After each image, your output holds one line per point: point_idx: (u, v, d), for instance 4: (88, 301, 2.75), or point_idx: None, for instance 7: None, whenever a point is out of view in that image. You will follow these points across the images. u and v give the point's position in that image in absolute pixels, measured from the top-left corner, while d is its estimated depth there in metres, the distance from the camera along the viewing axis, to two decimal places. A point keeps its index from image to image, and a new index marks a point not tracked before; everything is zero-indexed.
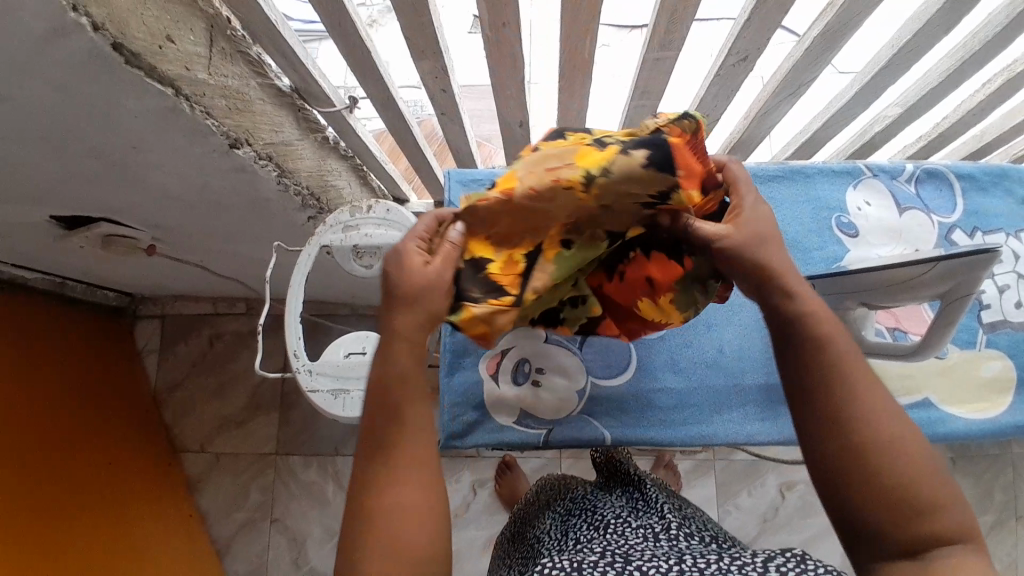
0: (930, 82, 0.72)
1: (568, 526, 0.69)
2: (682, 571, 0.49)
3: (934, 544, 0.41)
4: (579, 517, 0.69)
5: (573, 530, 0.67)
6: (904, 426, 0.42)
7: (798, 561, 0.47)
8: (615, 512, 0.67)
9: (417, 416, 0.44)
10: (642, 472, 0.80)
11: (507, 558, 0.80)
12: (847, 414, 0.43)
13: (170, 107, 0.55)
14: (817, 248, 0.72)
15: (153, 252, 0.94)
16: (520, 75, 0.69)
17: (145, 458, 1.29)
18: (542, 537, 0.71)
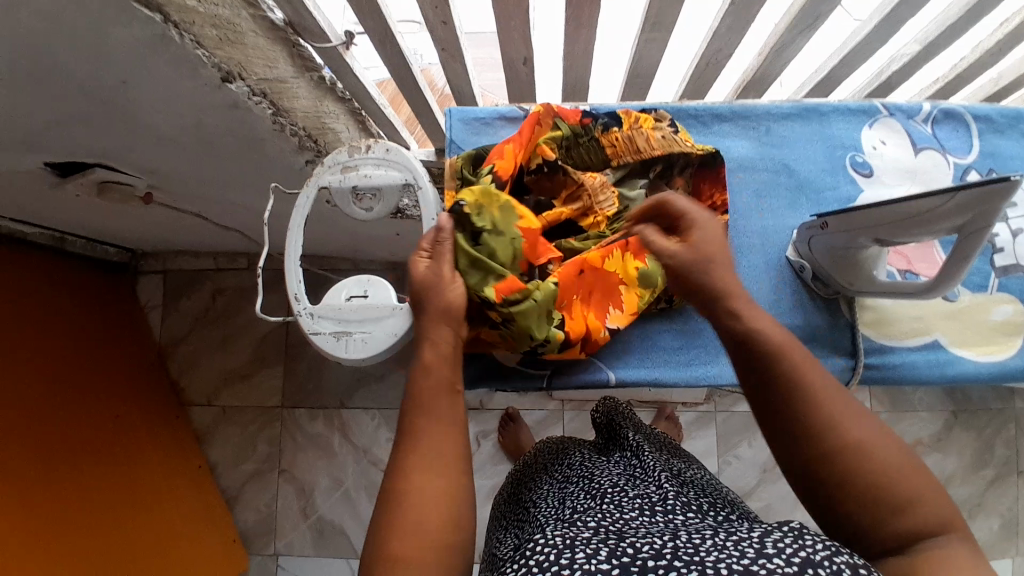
0: (949, 17, 0.68)
1: (565, 492, 0.68)
2: (674, 548, 0.48)
3: (917, 537, 0.43)
4: (577, 486, 0.68)
5: (571, 498, 0.66)
6: (865, 429, 0.46)
7: (795, 536, 0.45)
8: (612, 481, 0.65)
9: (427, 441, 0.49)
10: (642, 436, 0.77)
11: (502, 521, 0.81)
12: (808, 412, 0.47)
13: (160, 36, 0.53)
14: (829, 189, 0.70)
15: (150, 200, 0.93)
16: (524, 7, 0.66)
17: (153, 411, 1.31)
18: (539, 503, 0.70)
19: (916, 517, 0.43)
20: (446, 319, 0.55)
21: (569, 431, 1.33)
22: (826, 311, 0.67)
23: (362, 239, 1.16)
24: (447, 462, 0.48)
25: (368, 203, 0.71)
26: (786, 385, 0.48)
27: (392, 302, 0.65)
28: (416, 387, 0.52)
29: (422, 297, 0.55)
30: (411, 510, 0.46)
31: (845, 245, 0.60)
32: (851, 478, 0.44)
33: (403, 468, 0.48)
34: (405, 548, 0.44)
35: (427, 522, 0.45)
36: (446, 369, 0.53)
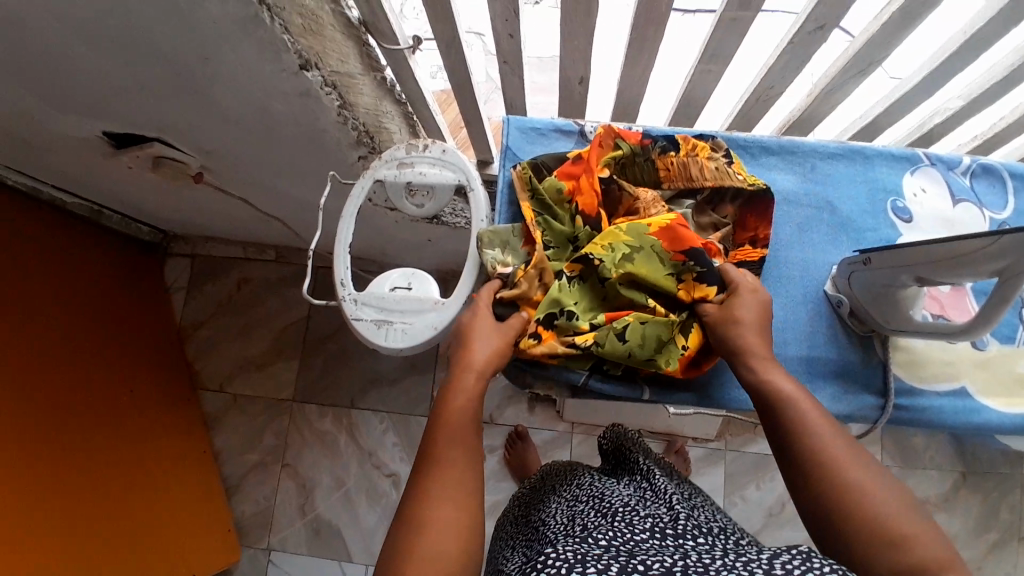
0: (992, 77, 0.71)
1: (574, 512, 0.67)
2: (685, 568, 0.47)
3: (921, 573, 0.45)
4: (586, 504, 0.67)
5: (581, 516, 0.65)
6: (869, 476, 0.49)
7: (803, 558, 0.45)
8: (623, 500, 0.65)
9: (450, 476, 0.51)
10: (653, 463, 0.75)
11: (507, 538, 0.78)
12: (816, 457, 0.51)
13: (252, 17, 0.55)
14: (869, 229, 0.72)
15: (199, 179, 0.95)
16: (591, 28, 0.69)
17: (165, 392, 1.31)
18: (548, 522, 0.68)
19: (916, 552, 0.46)
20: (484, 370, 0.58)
21: (576, 455, 1.32)
22: (860, 347, 0.67)
23: (392, 241, 1.18)
24: (467, 490, 0.51)
25: (419, 199, 0.73)
26: (795, 429, 0.53)
27: (434, 296, 0.67)
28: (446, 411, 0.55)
29: (470, 341, 0.59)
30: (425, 529, 0.48)
31: (885, 282, 0.60)
32: (854, 518, 0.48)
33: (427, 492, 0.50)
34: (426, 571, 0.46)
35: (442, 550, 0.48)
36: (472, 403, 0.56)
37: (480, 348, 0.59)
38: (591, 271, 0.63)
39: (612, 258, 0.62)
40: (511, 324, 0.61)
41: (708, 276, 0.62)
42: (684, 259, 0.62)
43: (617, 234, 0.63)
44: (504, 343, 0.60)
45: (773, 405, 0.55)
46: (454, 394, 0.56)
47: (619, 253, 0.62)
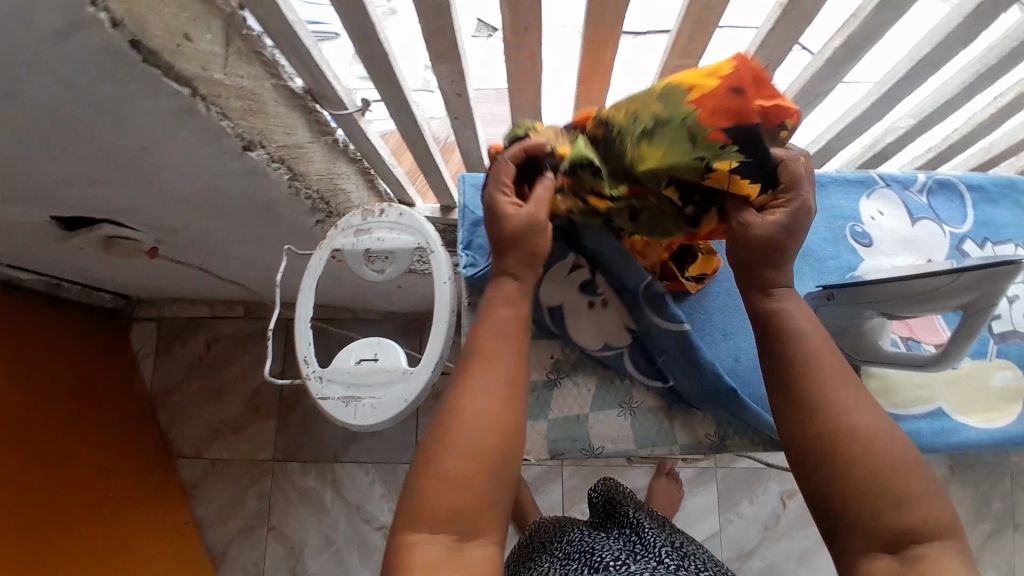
0: (942, 96, 0.71)
1: (565, 568, 0.65)
2: None
3: (915, 536, 0.43)
4: (577, 560, 0.65)
5: (572, 573, 0.63)
6: (874, 424, 0.45)
7: None
8: (614, 554, 0.64)
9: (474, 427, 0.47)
10: (642, 514, 0.74)
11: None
12: (818, 398, 0.47)
13: (187, 108, 0.54)
14: (831, 258, 0.72)
15: (155, 254, 0.92)
16: (538, 81, 0.69)
17: (140, 464, 1.27)
18: None
19: (916, 512, 0.43)
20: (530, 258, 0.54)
21: (568, 487, 1.31)
22: None
23: (363, 291, 1.16)
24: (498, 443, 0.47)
25: (380, 265, 0.71)
26: (801, 367, 0.48)
27: (403, 366, 0.65)
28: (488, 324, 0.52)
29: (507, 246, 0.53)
30: (442, 489, 0.45)
31: (848, 316, 0.60)
32: (853, 465, 0.44)
33: (443, 447, 0.46)
34: (457, 510, 0.44)
35: (455, 507, 0.44)
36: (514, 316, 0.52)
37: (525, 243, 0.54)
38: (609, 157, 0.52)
39: (632, 127, 0.49)
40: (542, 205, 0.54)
41: (752, 170, 0.48)
42: (723, 139, 0.47)
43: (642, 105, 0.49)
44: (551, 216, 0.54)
45: (780, 340, 0.49)
46: (495, 306, 0.53)
47: (642, 124, 0.49)
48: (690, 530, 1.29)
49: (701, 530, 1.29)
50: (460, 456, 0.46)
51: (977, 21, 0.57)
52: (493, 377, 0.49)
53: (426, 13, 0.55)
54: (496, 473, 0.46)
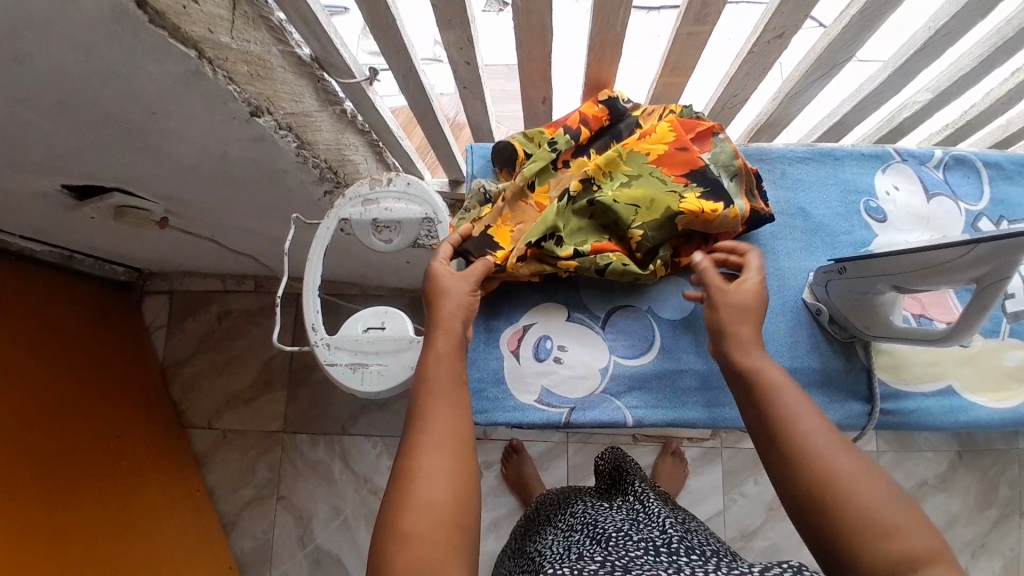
0: (961, 68, 0.69)
1: (569, 541, 0.65)
2: None
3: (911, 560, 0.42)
4: (580, 533, 0.66)
5: (575, 545, 0.63)
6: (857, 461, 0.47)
7: (794, 572, 0.48)
8: (616, 525, 0.64)
9: (427, 470, 0.48)
10: (645, 484, 0.75)
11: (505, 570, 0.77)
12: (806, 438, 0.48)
13: (194, 72, 0.54)
14: (844, 233, 0.71)
15: (164, 225, 0.93)
16: (548, 52, 0.68)
17: (154, 434, 1.29)
18: (543, 551, 0.67)
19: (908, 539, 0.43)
20: (460, 313, 0.58)
21: (573, 464, 1.31)
22: (843, 355, 0.67)
23: (371, 266, 1.16)
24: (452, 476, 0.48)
25: (387, 235, 0.72)
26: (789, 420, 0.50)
27: (409, 334, 0.66)
28: (431, 379, 0.53)
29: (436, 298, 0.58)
30: (408, 544, 0.45)
31: (861, 291, 0.60)
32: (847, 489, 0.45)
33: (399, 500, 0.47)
34: (419, 555, 0.44)
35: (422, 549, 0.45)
36: (454, 363, 0.55)
37: (451, 307, 0.58)
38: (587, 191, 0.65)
39: (611, 185, 0.65)
40: (474, 270, 0.61)
41: (716, 194, 0.64)
42: (685, 180, 0.65)
43: (618, 162, 0.66)
44: (472, 289, 0.60)
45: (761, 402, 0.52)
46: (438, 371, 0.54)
47: (618, 182, 0.65)
48: (694, 509, 1.30)
49: (705, 508, 1.30)
50: (414, 500, 0.47)
51: None
52: (440, 429, 0.50)
53: None
54: (453, 516, 0.47)
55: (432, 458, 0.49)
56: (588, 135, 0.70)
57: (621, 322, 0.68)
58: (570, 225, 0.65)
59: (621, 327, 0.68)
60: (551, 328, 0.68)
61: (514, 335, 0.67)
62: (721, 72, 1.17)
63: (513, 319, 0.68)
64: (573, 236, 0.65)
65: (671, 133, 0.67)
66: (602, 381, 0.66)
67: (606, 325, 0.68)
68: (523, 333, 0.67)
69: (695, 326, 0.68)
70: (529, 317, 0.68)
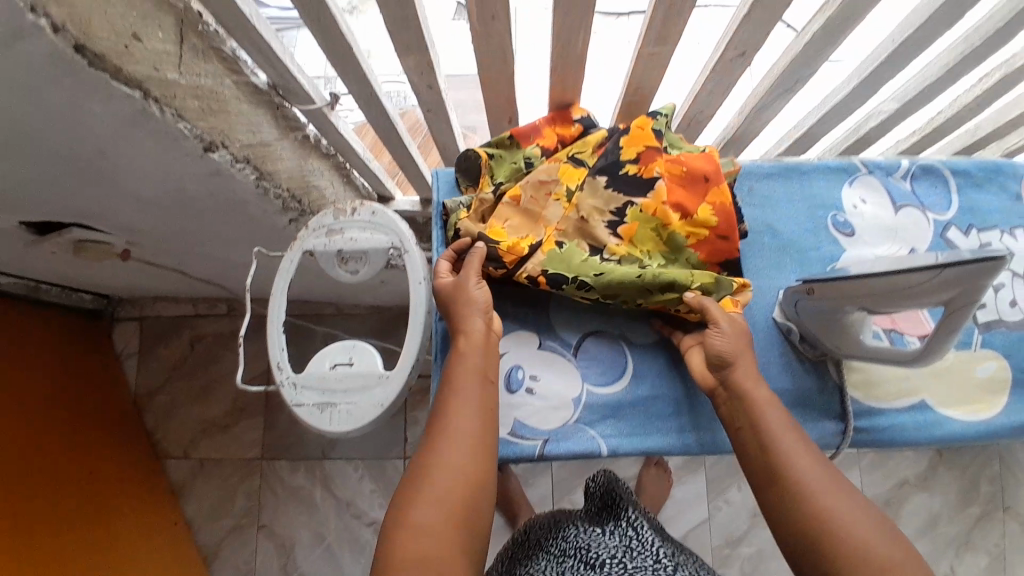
0: (925, 80, 0.69)
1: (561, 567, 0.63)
2: None
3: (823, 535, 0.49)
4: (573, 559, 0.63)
5: None
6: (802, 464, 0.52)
7: None
8: (611, 552, 0.62)
9: (444, 466, 0.51)
10: (638, 509, 0.73)
11: None
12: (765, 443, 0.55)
13: (140, 111, 0.52)
14: (812, 248, 0.71)
15: (127, 256, 0.90)
16: (509, 74, 0.66)
17: (128, 466, 1.26)
18: None
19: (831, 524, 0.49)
20: (477, 310, 0.60)
21: (557, 478, 1.30)
22: (815, 373, 0.66)
23: (345, 288, 1.14)
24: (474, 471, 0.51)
25: (353, 266, 0.70)
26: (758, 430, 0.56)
27: (378, 370, 0.64)
28: (453, 371, 0.58)
29: (451, 306, 0.61)
30: (421, 536, 0.47)
31: (831, 310, 0.59)
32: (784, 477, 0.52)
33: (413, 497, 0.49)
34: (432, 532, 0.47)
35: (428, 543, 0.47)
36: (478, 358, 0.58)
37: (469, 310, 0.60)
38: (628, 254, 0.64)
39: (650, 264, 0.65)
40: (468, 267, 0.62)
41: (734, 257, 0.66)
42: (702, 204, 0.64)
43: (656, 242, 0.65)
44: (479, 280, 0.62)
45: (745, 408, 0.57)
46: (459, 369, 0.57)
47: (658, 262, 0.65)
48: (679, 518, 1.29)
49: (690, 517, 1.30)
50: (434, 473, 0.50)
51: (961, 4, 0.55)
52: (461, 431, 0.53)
53: (388, 3, 0.53)
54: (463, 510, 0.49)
55: (452, 445, 0.52)
56: (631, 177, 0.64)
57: (593, 349, 0.67)
58: (610, 275, 0.62)
59: (593, 354, 0.67)
60: (522, 357, 0.66)
61: None
62: (688, 81, 1.17)
63: None
64: (608, 286, 0.62)
65: (715, 215, 0.64)
66: (576, 411, 0.65)
67: (577, 352, 0.67)
68: None
69: (669, 349, 0.67)
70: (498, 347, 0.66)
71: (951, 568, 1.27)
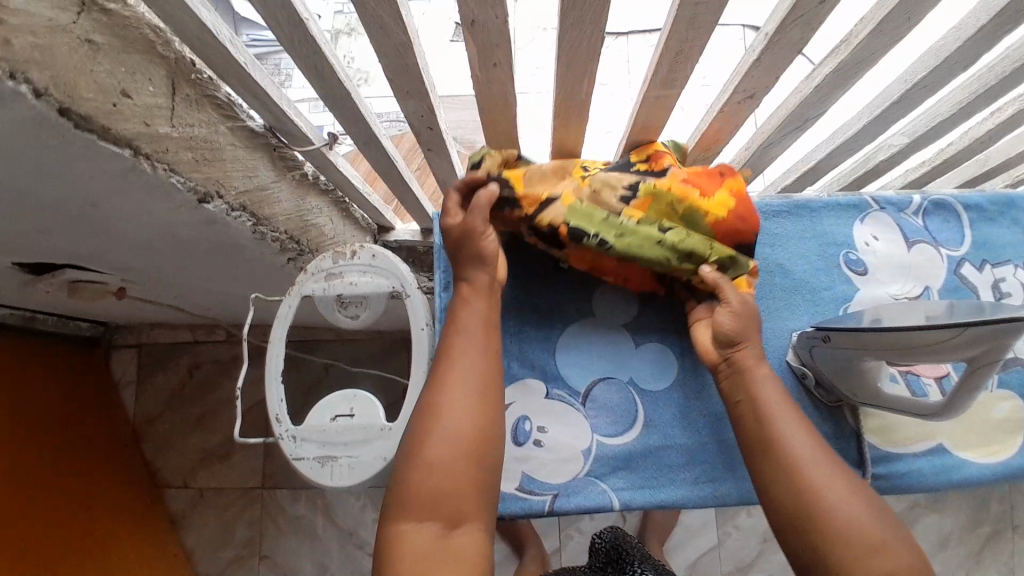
0: (937, 116, 0.67)
1: None
2: None
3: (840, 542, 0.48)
4: None
5: None
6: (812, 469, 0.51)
7: None
8: None
9: (452, 410, 0.52)
10: (644, 559, 0.70)
11: None
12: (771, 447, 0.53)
13: (131, 168, 0.50)
14: (825, 288, 0.69)
15: (123, 294, 0.89)
16: (512, 116, 0.65)
17: (126, 498, 1.24)
18: None
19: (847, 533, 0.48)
20: (485, 259, 0.59)
21: None
22: (831, 419, 0.65)
23: None
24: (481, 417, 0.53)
25: (353, 310, 0.69)
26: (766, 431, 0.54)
27: (380, 422, 0.62)
28: (459, 320, 0.58)
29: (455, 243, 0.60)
30: (434, 478, 0.49)
31: (846, 360, 0.58)
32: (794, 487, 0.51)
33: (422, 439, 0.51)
34: (442, 479, 0.49)
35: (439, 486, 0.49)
36: (484, 308, 0.58)
37: (473, 247, 0.59)
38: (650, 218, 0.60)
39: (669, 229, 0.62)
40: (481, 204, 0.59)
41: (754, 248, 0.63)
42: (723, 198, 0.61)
43: (673, 220, 0.59)
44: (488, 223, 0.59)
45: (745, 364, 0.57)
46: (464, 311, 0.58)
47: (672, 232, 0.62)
48: (687, 544, 1.27)
49: (698, 543, 1.27)
50: (444, 419, 0.52)
51: (976, 46, 0.54)
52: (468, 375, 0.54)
53: (387, 52, 0.51)
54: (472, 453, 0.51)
55: (458, 392, 0.53)
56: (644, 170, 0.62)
57: (603, 397, 0.65)
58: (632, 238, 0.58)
59: (603, 403, 0.65)
60: (530, 408, 0.65)
61: None
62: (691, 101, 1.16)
63: None
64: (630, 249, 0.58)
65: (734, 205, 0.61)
66: (585, 462, 0.63)
67: (586, 402, 0.65)
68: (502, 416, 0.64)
69: (679, 397, 0.65)
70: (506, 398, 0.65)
71: None
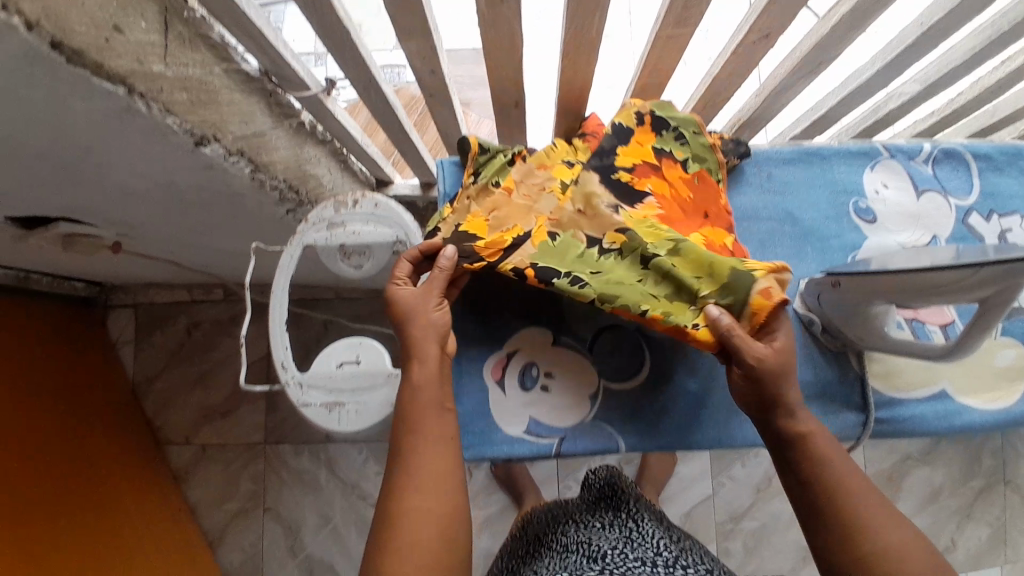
0: (949, 61, 0.65)
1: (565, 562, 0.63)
2: None
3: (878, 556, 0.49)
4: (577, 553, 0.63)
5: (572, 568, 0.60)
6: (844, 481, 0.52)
7: None
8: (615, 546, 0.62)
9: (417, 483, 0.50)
10: (639, 502, 0.73)
11: None
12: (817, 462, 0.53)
13: (126, 108, 0.48)
14: (834, 236, 0.69)
15: (118, 248, 0.87)
16: (517, 57, 0.62)
17: (130, 455, 1.25)
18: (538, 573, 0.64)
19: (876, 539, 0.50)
20: (433, 335, 0.55)
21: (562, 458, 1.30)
22: (836, 365, 0.65)
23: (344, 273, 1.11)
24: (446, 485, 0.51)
25: (356, 260, 0.68)
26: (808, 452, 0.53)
27: (387, 369, 0.62)
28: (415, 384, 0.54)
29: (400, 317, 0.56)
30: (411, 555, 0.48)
31: (855, 305, 0.58)
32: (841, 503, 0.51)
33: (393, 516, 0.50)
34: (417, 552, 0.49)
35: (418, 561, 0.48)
36: (437, 372, 0.54)
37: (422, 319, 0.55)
38: (630, 246, 0.56)
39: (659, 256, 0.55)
40: (434, 279, 0.56)
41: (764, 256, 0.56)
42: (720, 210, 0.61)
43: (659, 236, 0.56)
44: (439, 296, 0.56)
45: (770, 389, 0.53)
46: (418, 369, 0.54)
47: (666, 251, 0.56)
48: (684, 494, 1.30)
49: (695, 493, 1.30)
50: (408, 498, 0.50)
51: None
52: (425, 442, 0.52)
53: None
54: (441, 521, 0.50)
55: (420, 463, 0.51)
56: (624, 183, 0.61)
57: (609, 343, 0.65)
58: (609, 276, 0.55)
59: (609, 348, 0.65)
60: (536, 353, 0.65)
61: (498, 364, 0.64)
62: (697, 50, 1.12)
63: (496, 345, 0.65)
64: (606, 288, 0.55)
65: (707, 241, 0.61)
66: (592, 407, 0.64)
67: (592, 347, 0.65)
68: (507, 361, 0.64)
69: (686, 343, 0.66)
70: (511, 344, 0.65)
71: (950, 539, 1.29)
